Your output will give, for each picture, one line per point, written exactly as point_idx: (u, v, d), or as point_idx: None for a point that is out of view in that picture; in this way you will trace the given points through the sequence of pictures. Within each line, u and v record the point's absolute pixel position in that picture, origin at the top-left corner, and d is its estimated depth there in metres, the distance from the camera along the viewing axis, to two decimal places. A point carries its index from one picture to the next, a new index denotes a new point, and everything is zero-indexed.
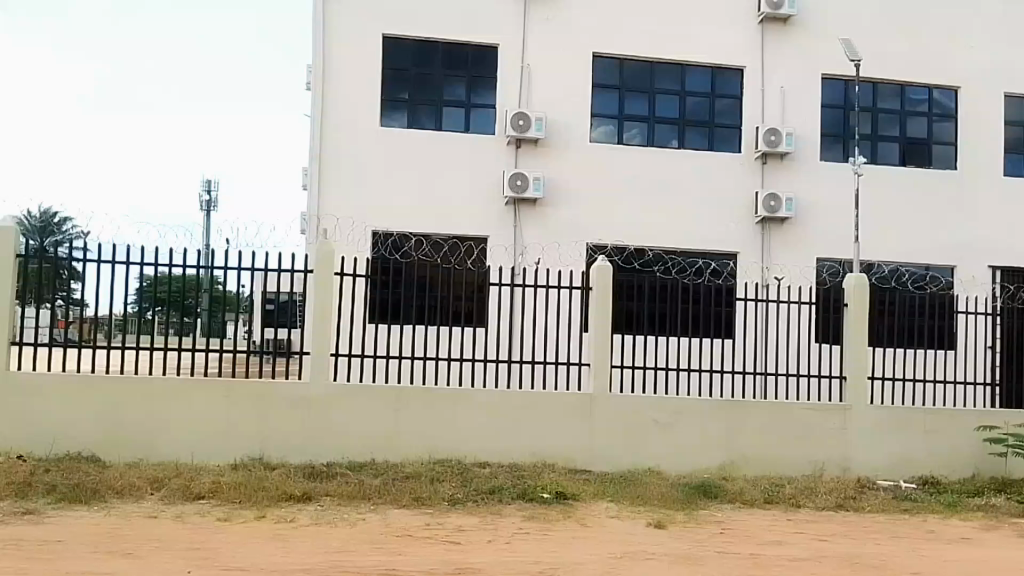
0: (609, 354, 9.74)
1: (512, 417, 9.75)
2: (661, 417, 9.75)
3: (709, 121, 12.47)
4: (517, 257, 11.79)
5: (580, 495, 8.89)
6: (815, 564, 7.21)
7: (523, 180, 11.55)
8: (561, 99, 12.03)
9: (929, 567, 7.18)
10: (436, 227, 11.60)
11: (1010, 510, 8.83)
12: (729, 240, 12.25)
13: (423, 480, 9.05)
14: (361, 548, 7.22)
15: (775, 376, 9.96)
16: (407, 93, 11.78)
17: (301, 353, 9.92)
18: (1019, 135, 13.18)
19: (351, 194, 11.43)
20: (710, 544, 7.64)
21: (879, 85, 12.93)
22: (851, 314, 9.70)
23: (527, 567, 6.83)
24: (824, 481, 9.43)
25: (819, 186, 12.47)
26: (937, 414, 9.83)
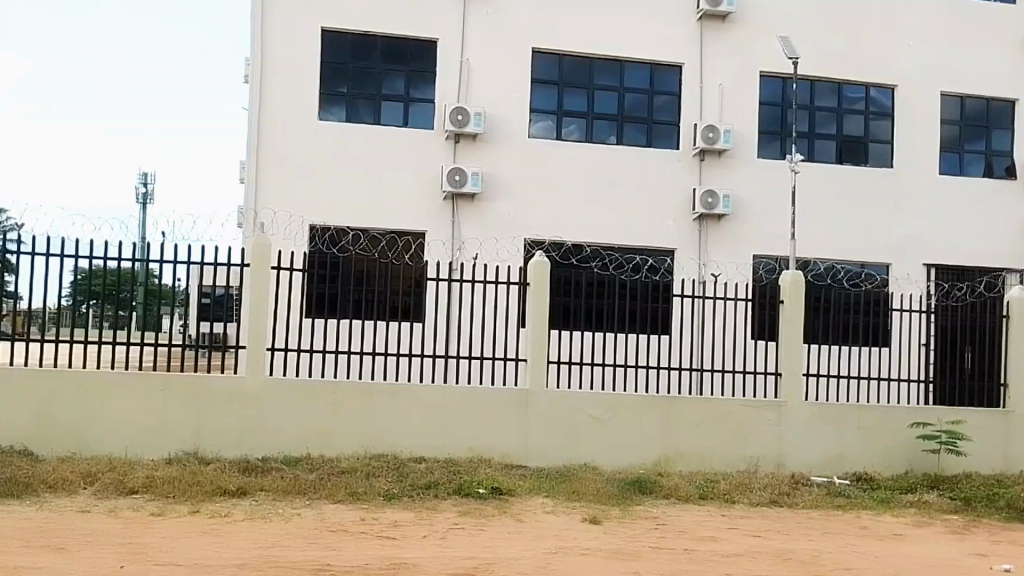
0: (545, 350, 9.75)
1: (448, 412, 9.69)
2: (598, 414, 9.74)
3: (648, 118, 12.51)
4: (455, 253, 11.77)
5: (516, 491, 8.81)
6: (753, 559, 7.17)
7: (461, 174, 11.51)
8: (502, 94, 12.03)
9: (865, 562, 7.16)
10: (378, 221, 11.57)
11: (941, 507, 8.91)
12: (670, 237, 12.30)
13: (359, 475, 8.92)
14: (296, 543, 7.09)
15: (711, 373, 10.00)
16: (345, 87, 11.74)
17: (237, 348, 9.72)
18: (954, 134, 13.30)
19: (295, 188, 11.40)
20: (646, 539, 7.58)
21: (816, 83, 12.99)
22: (787, 311, 9.77)
23: (463, 562, 6.73)
24: (758, 477, 9.45)
25: (760, 184, 12.55)
26: (870, 411, 9.89)
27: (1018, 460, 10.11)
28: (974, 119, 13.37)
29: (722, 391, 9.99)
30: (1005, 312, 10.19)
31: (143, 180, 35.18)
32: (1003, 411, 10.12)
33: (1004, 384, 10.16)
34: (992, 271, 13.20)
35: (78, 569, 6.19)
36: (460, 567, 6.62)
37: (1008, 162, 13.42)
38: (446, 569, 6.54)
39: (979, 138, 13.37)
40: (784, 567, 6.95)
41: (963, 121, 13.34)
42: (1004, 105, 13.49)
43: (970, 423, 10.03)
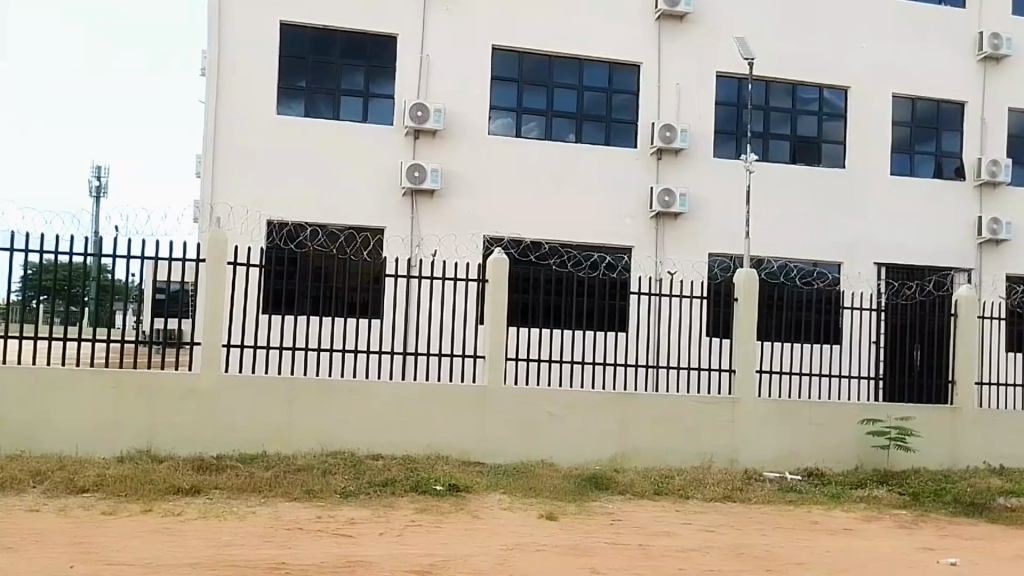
0: (503, 346, 9.77)
1: (407, 409, 9.65)
2: (556, 410, 9.78)
3: (606, 116, 12.59)
4: (413, 249, 11.77)
5: (474, 487, 8.80)
6: (706, 554, 7.22)
7: (421, 171, 11.54)
8: (462, 91, 12.04)
9: (815, 556, 7.27)
10: (336, 217, 11.53)
11: (890, 502, 9.07)
12: (628, 235, 12.40)
13: (315, 473, 8.83)
14: (250, 541, 7.01)
15: (667, 370, 10.12)
16: (304, 82, 11.67)
17: (192, 344, 9.61)
18: (905, 135, 13.56)
19: (253, 183, 11.31)
20: (602, 536, 7.61)
21: (771, 83, 13.17)
22: (740, 308, 9.94)
23: (418, 559, 6.71)
24: (711, 473, 9.56)
25: (717, 184, 12.70)
26: (821, 407, 10.09)
27: (965, 456, 10.35)
28: (925, 121, 13.64)
29: (678, 388, 10.10)
30: (953, 311, 10.43)
31: (96, 175, 34.52)
32: (951, 409, 10.35)
33: (952, 381, 10.40)
34: (940, 271, 13.48)
35: (25, 569, 6.06)
36: (416, 564, 6.58)
37: (957, 163, 13.71)
38: (402, 567, 6.50)
39: (929, 140, 13.66)
40: (736, 562, 7.03)
41: (914, 122, 13.61)
42: (953, 107, 13.77)
43: (918, 420, 10.26)
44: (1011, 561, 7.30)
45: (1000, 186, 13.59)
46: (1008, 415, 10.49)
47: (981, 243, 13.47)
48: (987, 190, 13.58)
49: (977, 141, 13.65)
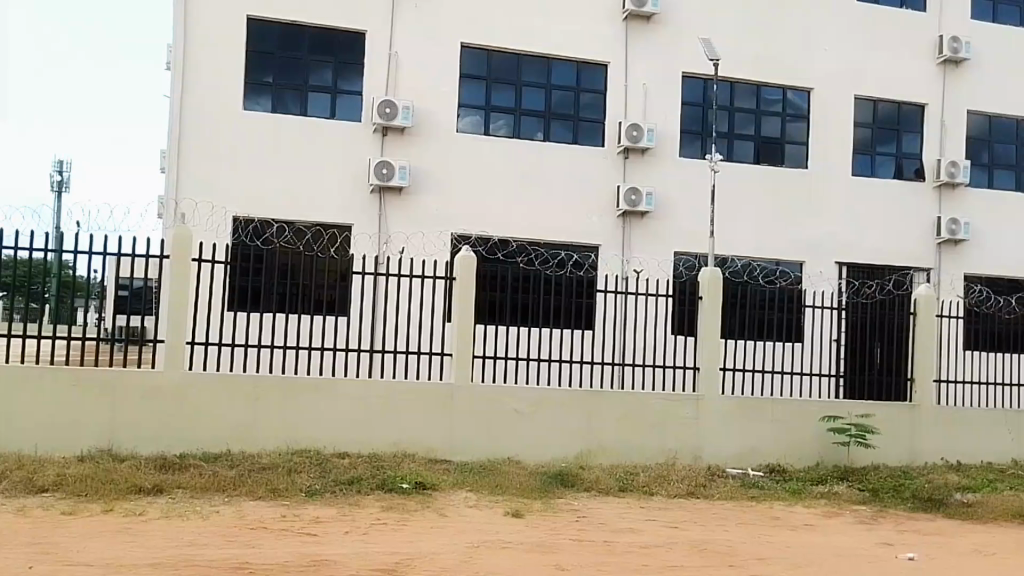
0: (471, 344, 9.78)
1: (373, 407, 9.62)
2: (523, 408, 9.81)
3: (574, 115, 12.65)
4: (380, 246, 11.74)
5: (440, 485, 8.79)
6: (670, 550, 7.29)
7: (389, 167, 11.50)
8: (431, 88, 12.02)
9: (777, 551, 7.37)
10: (302, 214, 11.46)
11: (850, 498, 9.22)
12: (596, 234, 12.48)
13: (280, 471, 8.78)
14: (213, 541, 6.94)
15: (632, 367, 10.20)
16: (271, 77, 11.58)
17: (155, 342, 9.41)
18: (866, 136, 13.79)
19: (219, 179, 11.21)
20: (567, 533, 7.64)
21: (736, 84, 13.32)
22: (704, 306, 10.06)
23: (383, 558, 6.70)
24: (675, 469, 9.66)
25: (683, 183, 12.82)
26: (783, 404, 10.25)
27: (923, 452, 10.56)
28: (886, 123, 13.89)
29: (643, 385, 10.19)
30: (912, 309, 10.64)
31: (57, 170, 33.67)
32: (909, 406, 10.56)
33: (910, 378, 10.60)
34: (900, 271, 13.75)
35: None
36: (381, 563, 6.56)
37: (917, 164, 13.97)
38: (367, 565, 6.48)
39: (890, 141, 13.90)
40: (699, 558, 7.10)
41: (875, 124, 13.84)
42: (914, 109, 14.03)
43: (878, 416, 10.45)
44: (967, 555, 7.46)
45: (959, 187, 13.87)
46: (965, 411, 10.72)
47: (940, 243, 13.75)
48: (946, 190, 13.85)
49: (936, 143, 13.92)
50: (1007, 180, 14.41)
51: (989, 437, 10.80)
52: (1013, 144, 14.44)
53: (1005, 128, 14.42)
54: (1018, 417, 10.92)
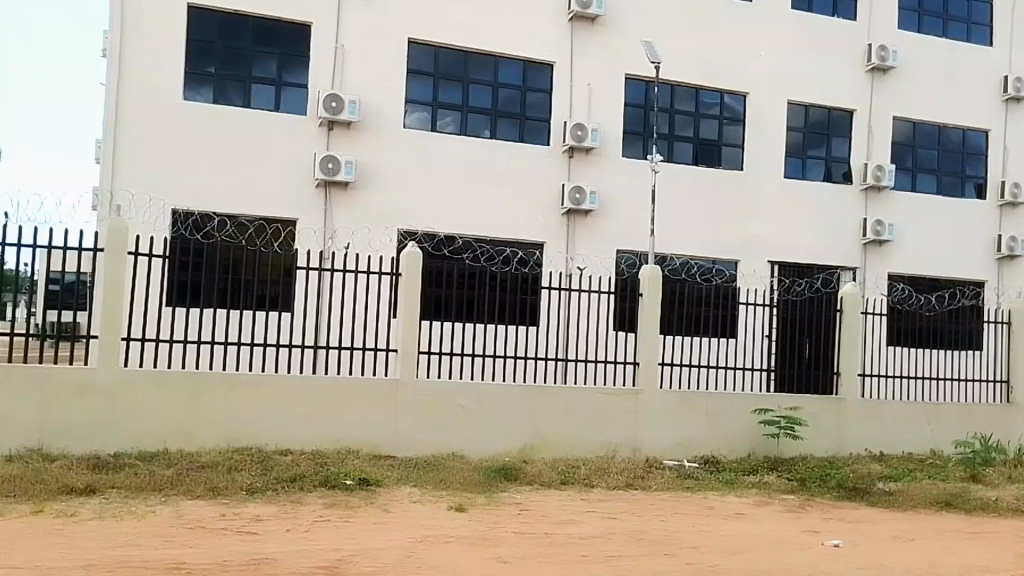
0: (417, 340, 9.83)
1: (316, 404, 9.54)
2: (467, 404, 9.90)
3: (520, 113, 12.78)
4: (325, 241, 11.62)
5: (384, 481, 8.79)
6: (609, 541, 7.48)
7: (335, 162, 11.39)
8: (376, 83, 11.97)
9: (711, 540, 7.64)
10: (244, 208, 11.28)
11: (779, 487, 9.62)
12: (539, 231, 12.65)
13: (220, 469, 8.64)
14: (149, 542, 6.81)
15: (575, 363, 10.39)
16: (213, 68, 11.36)
17: (89, 338, 9.12)
18: (798, 140, 14.34)
19: (156, 171, 10.94)
20: (509, 525, 7.76)
21: (677, 87, 13.67)
22: (645, 303, 10.33)
23: (325, 555, 6.67)
24: (615, 462, 9.92)
25: (625, 183, 13.09)
26: (718, 398, 10.61)
27: (849, 443, 11.07)
28: (817, 127, 14.46)
29: (585, 380, 10.40)
30: (839, 307, 11.15)
31: None
32: (836, 398, 11.04)
33: (836, 372, 11.10)
34: (827, 270, 14.36)
35: None
36: (323, 560, 6.55)
37: (845, 168, 14.60)
38: (309, 563, 6.46)
39: (820, 145, 14.49)
40: (637, 548, 7.31)
41: (806, 128, 14.40)
42: (843, 115, 14.65)
43: (807, 409, 10.91)
44: (885, 541, 7.89)
45: (884, 191, 14.54)
46: (887, 404, 11.28)
47: (865, 243, 14.40)
48: (872, 193, 14.53)
49: (863, 148, 14.56)
50: (929, 184, 15.18)
51: (911, 428, 11.37)
52: (935, 149, 15.21)
53: (928, 134, 15.18)
54: (937, 410, 11.53)
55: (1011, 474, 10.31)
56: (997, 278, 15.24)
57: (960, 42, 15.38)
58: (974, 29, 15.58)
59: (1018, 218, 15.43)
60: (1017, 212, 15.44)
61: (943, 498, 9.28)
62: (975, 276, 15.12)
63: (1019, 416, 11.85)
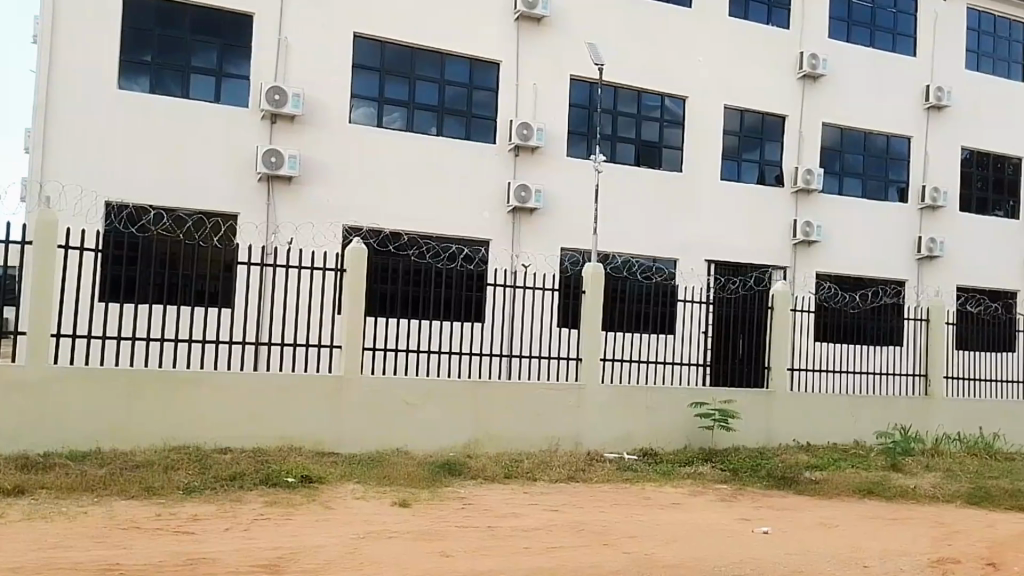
0: (361, 336, 9.81)
1: (256, 401, 9.40)
2: (411, 399, 9.93)
3: (467, 111, 12.84)
4: (268, 236, 11.47)
5: (327, 478, 8.70)
6: (550, 533, 7.62)
7: (278, 156, 11.30)
8: (320, 77, 11.85)
9: (648, 530, 7.88)
10: (182, 201, 11.05)
11: (713, 477, 9.98)
12: (484, 228, 12.73)
13: (155, 469, 8.41)
14: (81, 543, 6.59)
15: (519, 359, 10.51)
16: (149, 56, 11.06)
17: (17, 334, 8.77)
18: (733, 144, 14.80)
19: (88, 161, 10.63)
20: (451, 520, 7.83)
21: (620, 89, 13.94)
22: (587, 301, 10.57)
23: (265, 553, 6.55)
24: (558, 455, 10.11)
25: (568, 181, 13.29)
26: (656, 392, 10.93)
27: (778, 434, 11.56)
28: (752, 132, 14.96)
29: (528, 376, 10.56)
30: (770, 304, 11.57)
31: None
32: (767, 391, 11.52)
33: (767, 367, 11.56)
34: (760, 268, 14.88)
35: None
36: (263, 558, 6.44)
37: (778, 171, 15.15)
38: (248, 561, 6.34)
39: (754, 148, 15.00)
40: (577, 540, 7.45)
41: (742, 132, 14.88)
42: (776, 120, 15.19)
43: (740, 403, 11.34)
44: (812, 528, 8.29)
45: (813, 193, 15.18)
46: (815, 397, 11.82)
47: (795, 243, 14.99)
48: (802, 196, 15.13)
49: (795, 152, 15.15)
50: (855, 187, 15.87)
51: (836, 420, 11.94)
52: (861, 154, 15.91)
53: (855, 140, 15.87)
54: (861, 401, 12.12)
55: (928, 463, 10.96)
56: (917, 278, 16.08)
57: (886, 52, 16.14)
58: (899, 39, 16.36)
59: (936, 221, 16.30)
60: (936, 215, 16.31)
61: (865, 486, 9.79)
62: (896, 276, 15.92)
63: (935, 408, 12.57)
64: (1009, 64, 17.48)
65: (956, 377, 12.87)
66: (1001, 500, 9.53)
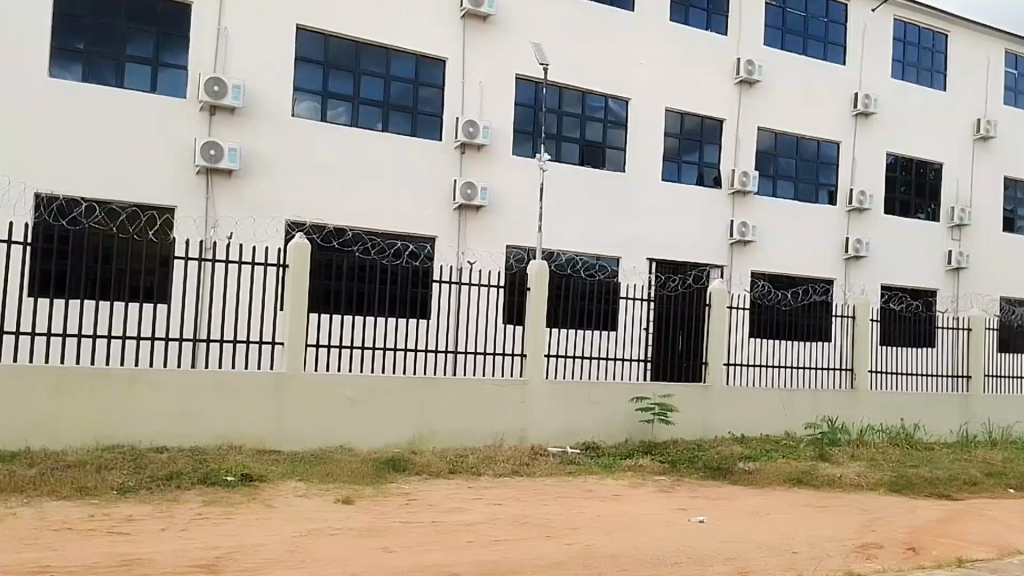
0: (304, 332, 9.72)
1: (195, 399, 9.19)
2: (356, 396, 9.88)
3: (412, 107, 12.83)
4: (207, 230, 11.24)
5: (267, 476, 8.57)
6: (494, 527, 7.71)
7: (217, 149, 11.05)
8: (262, 69, 11.65)
9: (589, 522, 8.05)
10: (117, 193, 10.76)
11: (653, 469, 10.24)
12: (429, 224, 12.73)
13: (88, 469, 8.12)
14: (9, 545, 6.34)
15: (465, 355, 10.57)
16: (83, 44, 10.72)
17: None
18: (674, 145, 15.15)
19: (16, 151, 10.27)
20: (396, 516, 7.83)
21: (565, 89, 14.11)
22: (532, 297, 10.73)
23: (204, 553, 6.42)
24: (503, 450, 10.23)
25: (513, 179, 13.40)
26: (598, 387, 11.15)
27: (715, 427, 11.94)
28: (691, 134, 15.34)
29: (473, 372, 10.64)
30: (708, 301, 11.97)
31: None
32: (704, 385, 11.88)
33: (705, 362, 11.93)
34: (699, 267, 15.29)
35: None
36: (202, 558, 6.32)
37: (716, 173, 15.58)
38: (187, 561, 6.21)
39: (694, 151, 15.39)
40: (521, 533, 7.56)
41: (682, 134, 15.25)
42: (714, 124, 15.61)
43: (679, 397, 11.68)
44: (745, 516, 8.62)
45: (748, 195, 15.67)
46: (750, 391, 12.25)
47: (732, 243, 15.46)
48: (739, 198, 15.60)
49: (732, 155, 15.62)
50: (788, 190, 16.44)
51: (769, 413, 12.40)
52: (793, 158, 16.50)
53: (788, 144, 16.44)
54: (791, 394, 12.62)
55: (853, 453, 11.50)
56: (845, 277, 16.79)
57: (818, 60, 16.76)
58: (830, 48, 17.02)
59: (863, 223, 17.03)
60: (863, 218, 17.04)
61: (795, 476, 10.21)
62: (826, 275, 16.58)
63: (860, 401, 13.20)
64: (932, 74, 18.32)
65: (881, 371, 13.52)
66: (920, 488, 10.09)
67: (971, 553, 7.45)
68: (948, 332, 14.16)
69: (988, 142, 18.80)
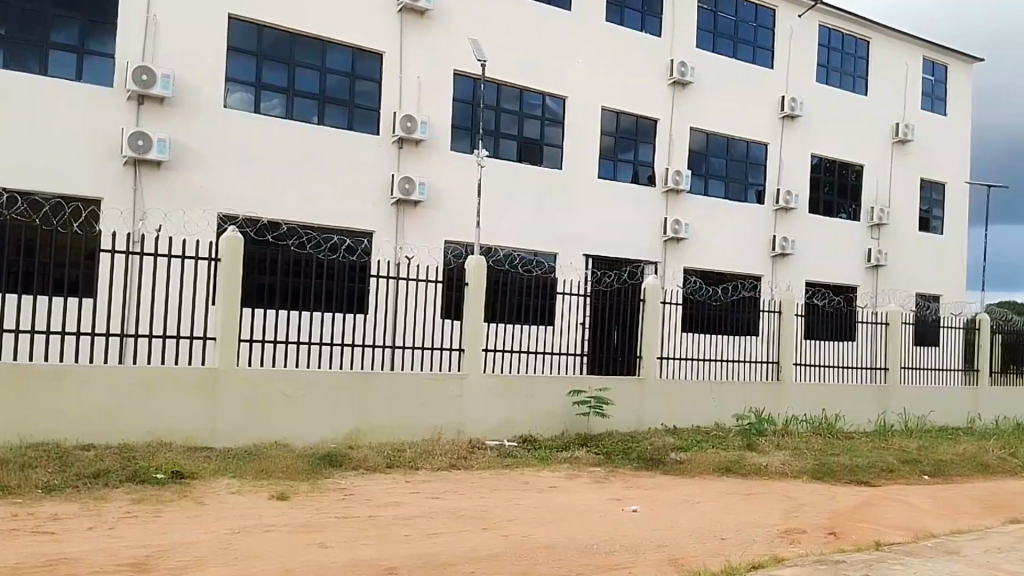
0: (237, 327, 9.57)
1: (124, 395, 8.96)
2: (291, 391, 9.79)
3: (348, 100, 12.74)
4: (135, 222, 10.98)
5: (199, 473, 8.42)
6: (431, 521, 7.76)
7: (146, 139, 10.78)
8: (193, 59, 11.40)
9: (524, 513, 8.17)
10: (40, 183, 10.42)
11: (588, 461, 10.46)
12: (366, 218, 12.68)
13: (10, 467, 7.83)
14: None
15: (402, 350, 10.59)
16: (3, 29, 10.32)
17: None
18: (610, 143, 15.40)
19: None
20: (332, 511, 7.81)
21: (502, 87, 14.21)
22: (470, 293, 10.78)
23: (133, 551, 6.29)
24: (440, 444, 10.27)
25: (450, 174, 13.45)
26: (535, 381, 11.30)
27: (648, 419, 12.24)
28: (627, 133, 15.62)
29: (410, 367, 10.65)
30: (642, 296, 12.23)
31: None
32: (637, 378, 12.17)
33: (639, 357, 12.20)
34: (634, 263, 15.60)
35: None
36: (130, 556, 6.19)
37: (649, 171, 15.91)
38: (114, 561, 6.07)
39: (629, 149, 15.68)
40: (456, 526, 7.62)
41: (618, 133, 15.50)
42: (649, 123, 15.93)
43: (613, 390, 11.94)
44: (676, 505, 8.87)
45: (681, 194, 16.08)
46: (682, 384, 12.58)
47: (665, 240, 15.82)
48: (672, 196, 15.97)
49: (664, 154, 15.98)
50: (718, 189, 16.90)
51: (700, 405, 12.77)
52: (724, 158, 16.96)
53: (719, 144, 16.89)
54: (721, 387, 13.01)
55: (779, 442, 11.94)
56: (772, 273, 17.38)
57: (747, 63, 17.26)
58: (758, 52, 17.55)
59: (789, 222, 17.65)
60: (788, 217, 17.66)
61: (724, 465, 10.55)
62: (754, 272, 17.11)
63: (786, 393, 13.72)
64: (854, 78, 19.06)
65: (805, 364, 14.05)
66: (840, 475, 10.57)
67: (887, 536, 7.86)
68: (869, 326, 14.81)
69: (906, 145, 19.65)
